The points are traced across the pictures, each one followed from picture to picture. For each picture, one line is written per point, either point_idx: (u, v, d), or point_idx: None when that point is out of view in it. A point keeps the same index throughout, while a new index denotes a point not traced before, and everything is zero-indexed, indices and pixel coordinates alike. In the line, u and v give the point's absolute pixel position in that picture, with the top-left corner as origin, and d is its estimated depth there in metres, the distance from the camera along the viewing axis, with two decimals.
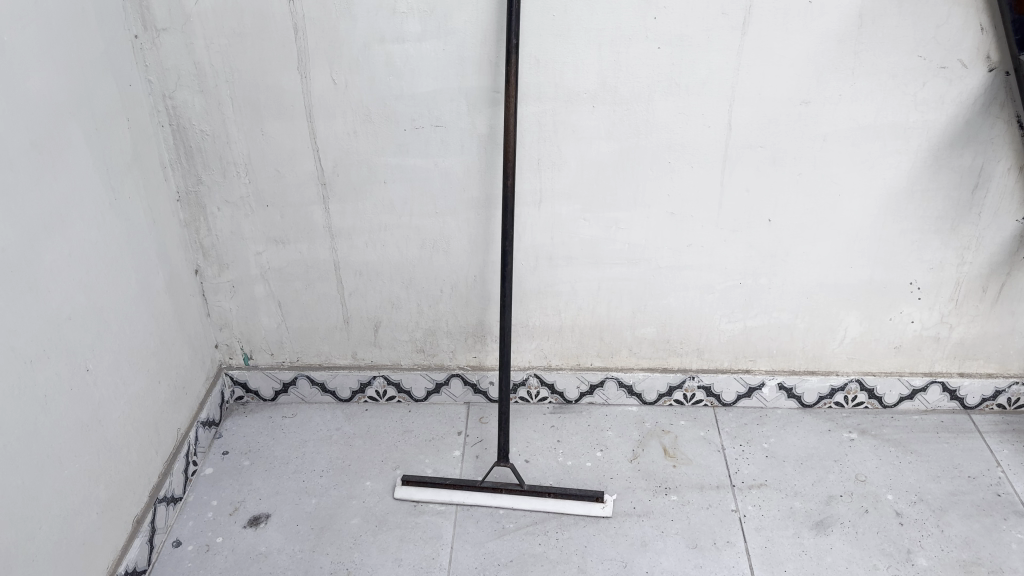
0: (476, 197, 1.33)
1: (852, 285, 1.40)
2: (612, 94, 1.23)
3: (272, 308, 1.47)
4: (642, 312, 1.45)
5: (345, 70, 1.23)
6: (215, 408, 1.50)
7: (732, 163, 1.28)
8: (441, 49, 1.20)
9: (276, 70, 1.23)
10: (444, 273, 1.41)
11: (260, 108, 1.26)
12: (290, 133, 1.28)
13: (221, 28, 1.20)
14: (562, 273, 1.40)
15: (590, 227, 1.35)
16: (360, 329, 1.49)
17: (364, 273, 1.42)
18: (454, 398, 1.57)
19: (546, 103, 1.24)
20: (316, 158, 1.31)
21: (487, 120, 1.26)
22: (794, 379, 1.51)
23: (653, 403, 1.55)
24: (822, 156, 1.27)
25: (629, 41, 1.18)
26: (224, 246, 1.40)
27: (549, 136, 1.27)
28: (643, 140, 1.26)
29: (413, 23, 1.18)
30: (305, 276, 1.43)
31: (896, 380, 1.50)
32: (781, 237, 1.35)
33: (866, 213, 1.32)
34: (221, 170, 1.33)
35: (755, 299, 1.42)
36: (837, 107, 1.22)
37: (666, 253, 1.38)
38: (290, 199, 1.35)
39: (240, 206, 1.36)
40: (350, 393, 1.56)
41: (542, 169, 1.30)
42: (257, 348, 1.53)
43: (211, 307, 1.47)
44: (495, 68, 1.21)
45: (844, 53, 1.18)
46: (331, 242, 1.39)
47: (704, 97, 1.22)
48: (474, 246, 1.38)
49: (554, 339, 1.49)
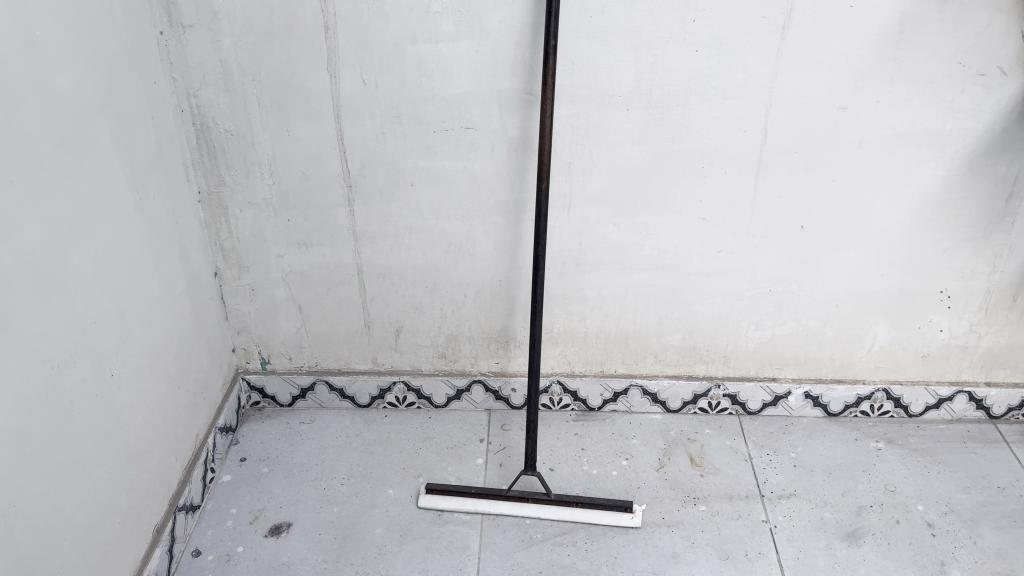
0: (505, 201, 1.31)
1: (882, 293, 1.38)
2: (647, 97, 1.21)
3: (292, 312, 1.44)
4: (669, 319, 1.43)
5: (376, 70, 1.20)
6: (232, 414, 1.47)
7: (767, 168, 1.27)
8: (474, 49, 1.18)
9: (304, 69, 1.21)
10: (469, 276, 1.39)
11: (286, 107, 1.24)
12: (317, 133, 1.26)
13: (249, 25, 1.17)
14: (589, 278, 1.39)
15: (620, 231, 1.34)
16: (381, 334, 1.46)
17: (387, 276, 1.40)
18: (475, 405, 1.54)
19: (579, 105, 1.22)
20: (343, 159, 1.28)
21: (519, 122, 1.24)
22: (821, 388, 1.49)
23: (678, 411, 1.53)
24: (858, 163, 1.25)
25: (666, 45, 1.16)
26: (245, 247, 1.37)
27: (582, 139, 1.25)
28: (676, 144, 1.25)
29: (446, 22, 1.16)
30: (327, 278, 1.40)
31: (923, 389, 1.49)
32: (813, 243, 1.34)
33: (900, 220, 1.31)
34: (245, 171, 1.30)
35: (784, 305, 1.40)
36: (874, 113, 1.21)
37: (695, 259, 1.36)
38: (314, 201, 1.32)
39: (263, 207, 1.33)
40: (369, 398, 1.53)
41: (572, 173, 1.28)
42: (275, 353, 1.49)
43: (230, 310, 1.44)
44: (529, 69, 1.19)
45: (883, 59, 1.17)
46: (355, 244, 1.36)
47: (741, 102, 1.21)
48: (501, 249, 1.36)
49: (578, 345, 1.47)
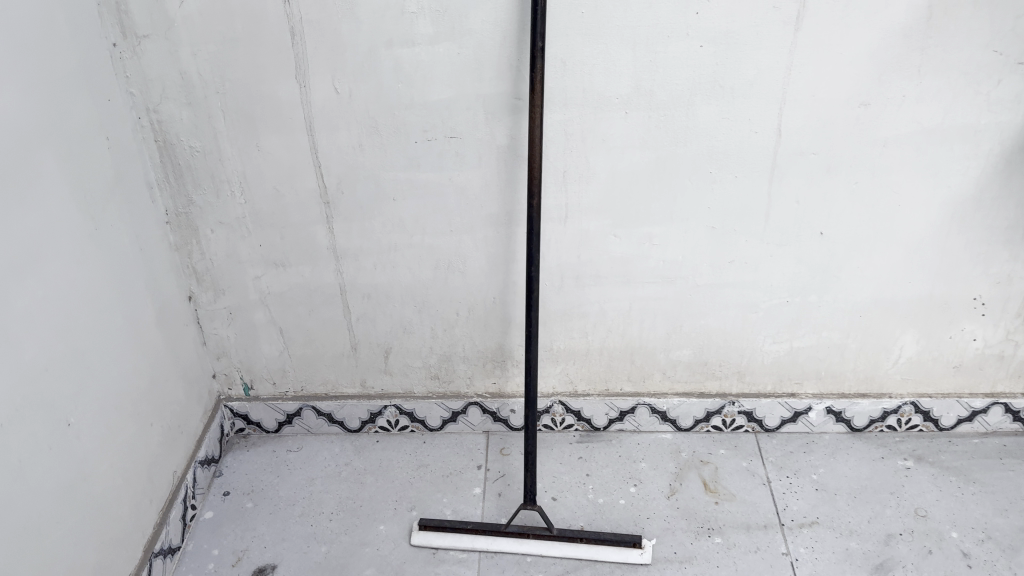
0: (495, 214, 1.21)
1: (910, 301, 1.27)
2: (647, 99, 1.10)
3: (273, 335, 1.35)
4: (677, 333, 1.32)
5: (350, 78, 1.10)
6: (214, 444, 1.38)
7: (782, 172, 1.15)
8: (455, 52, 1.07)
9: (272, 79, 1.10)
10: (460, 294, 1.30)
11: (255, 120, 1.14)
12: (289, 147, 1.16)
13: (209, 33, 1.07)
14: (591, 293, 1.29)
15: (622, 243, 1.23)
16: (369, 355, 1.37)
17: (373, 296, 1.30)
18: (472, 427, 1.44)
19: (573, 109, 1.11)
20: (318, 174, 1.18)
21: (508, 129, 1.13)
22: (844, 403, 1.38)
23: (689, 429, 1.43)
24: (882, 163, 1.14)
25: (667, 41, 1.05)
26: (220, 269, 1.28)
27: (577, 145, 1.14)
28: (681, 149, 1.14)
29: (424, 24, 1.05)
30: (308, 300, 1.31)
31: (954, 402, 1.37)
32: (834, 251, 1.22)
33: (929, 223, 1.19)
34: (214, 189, 1.20)
35: (803, 316, 1.29)
36: (900, 109, 1.09)
37: (705, 270, 1.25)
38: (290, 218, 1.23)
39: (236, 227, 1.24)
40: (359, 423, 1.44)
41: (568, 181, 1.18)
42: (258, 378, 1.40)
43: (207, 335, 1.35)
44: (517, 72, 1.09)
45: (909, 49, 1.05)
46: (336, 263, 1.27)
47: (752, 100, 1.09)
48: (494, 265, 1.27)
49: (581, 363, 1.37)
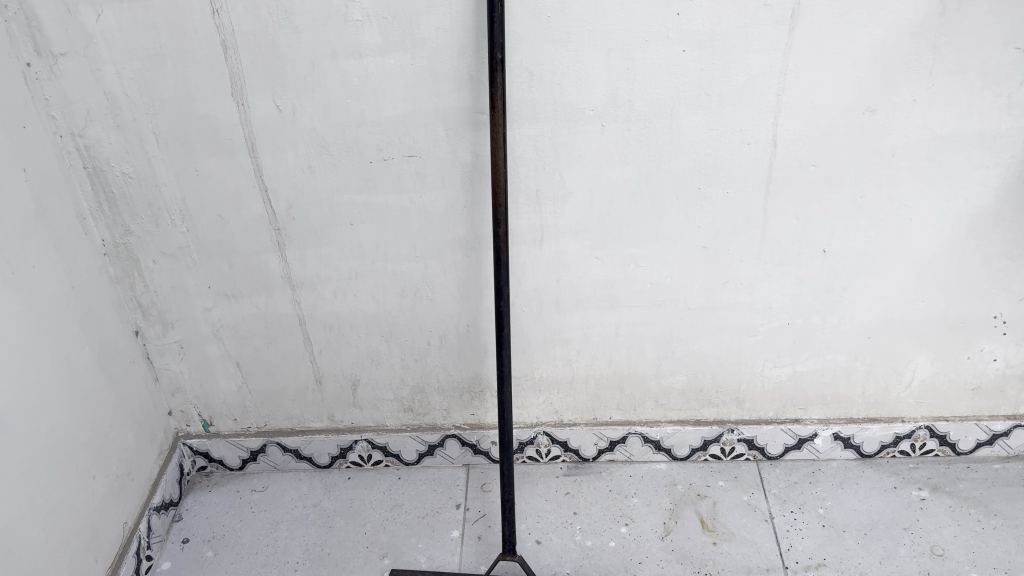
0: (463, 238, 1.10)
1: (924, 321, 1.15)
2: (626, 110, 0.98)
3: (229, 369, 1.25)
4: (668, 359, 1.21)
5: (292, 94, 0.99)
6: (172, 486, 1.29)
7: (779, 186, 1.04)
8: (408, 63, 0.96)
9: (206, 98, 0.99)
10: (430, 323, 1.19)
11: (191, 143, 1.03)
12: (232, 171, 1.05)
13: (132, 50, 0.96)
14: (572, 318, 1.18)
15: (605, 265, 1.12)
16: (335, 388, 1.27)
17: (335, 326, 1.20)
18: (451, 460, 1.34)
19: (543, 123, 1.00)
20: (265, 199, 1.08)
21: (471, 146, 1.02)
22: (852, 429, 1.27)
23: (686, 458, 1.32)
24: (890, 175, 1.02)
25: (645, 46, 0.94)
26: (167, 302, 1.18)
27: (549, 163, 1.03)
28: (666, 163, 1.02)
29: (371, 33, 0.94)
30: (265, 332, 1.21)
31: (973, 426, 1.26)
32: (839, 270, 1.11)
33: (943, 237, 1.07)
34: (153, 218, 1.09)
35: (806, 339, 1.18)
36: (909, 115, 0.97)
37: (697, 292, 1.14)
38: (238, 247, 1.12)
39: (180, 257, 1.13)
40: (329, 459, 1.34)
41: (541, 202, 1.06)
42: (217, 414, 1.31)
43: (159, 370, 1.25)
44: (478, 84, 0.97)
45: (920, 48, 0.93)
46: (292, 293, 1.16)
47: (743, 109, 0.98)
48: (464, 292, 1.16)
49: (566, 392, 1.26)
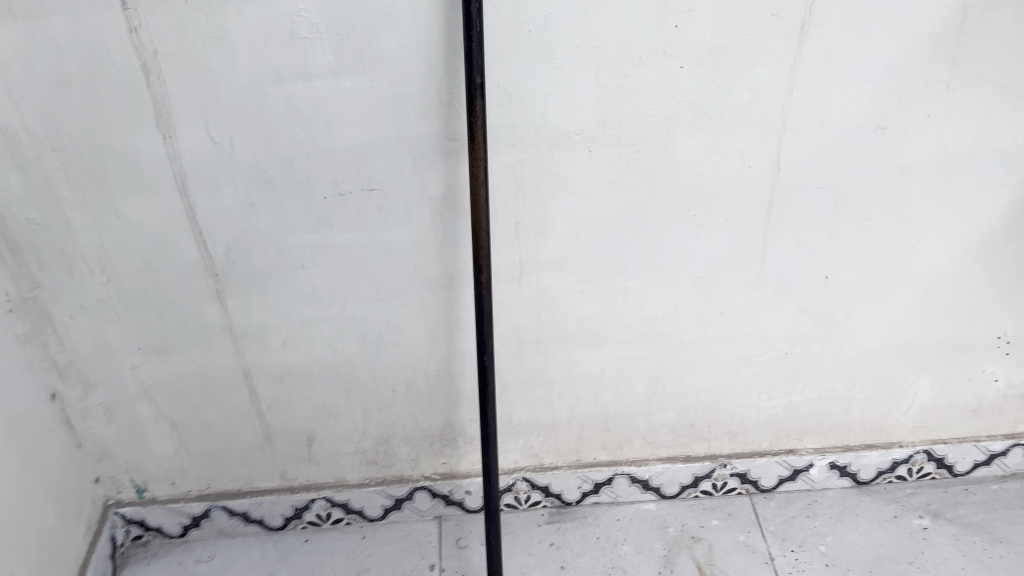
0: (432, 276, 0.98)
1: (927, 344, 1.08)
2: (616, 133, 0.87)
3: (165, 429, 1.10)
4: (658, 396, 1.12)
5: (229, 124, 0.84)
6: (103, 564, 1.13)
7: (782, 211, 0.94)
8: (366, 86, 0.82)
9: (125, 130, 0.84)
10: (396, 370, 1.06)
11: (109, 182, 0.87)
12: (159, 213, 0.90)
13: (32, 76, 0.80)
14: (554, 358, 1.07)
15: (590, 300, 1.01)
16: (288, 444, 1.13)
17: (286, 378, 1.06)
18: (421, 513, 1.22)
19: (523, 149, 0.88)
20: (201, 243, 0.93)
21: (442, 176, 0.89)
22: (849, 456, 1.20)
23: (675, 496, 1.23)
24: (900, 196, 0.94)
25: (638, 62, 0.83)
26: (88, 361, 1.02)
27: (530, 193, 0.91)
28: (659, 190, 0.92)
29: (322, 51, 0.80)
30: (206, 388, 1.06)
31: (972, 447, 1.20)
32: (841, 297, 1.03)
33: (951, 258, 1.00)
34: (66, 269, 0.93)
35: (804, 369, 1.10)
36: (923, 132, 0.89)
37: (691, 325, 1.04)
38: (170, 296, 0.97)
39: (102, 310, 0.97)
40: (283, 520, 1.20)
41: (521, 235, 0.95)
42: (153, 477, 1.15)
43: (82, 435, 1.09)
44: (449, 107, 0.84)
45: (938, 60, 0.84)
46: (236, 345, 1.02)
47: (745, 129, 0.88)
48: (434, 335, 1.03)
49: (546, 435, 1.15)
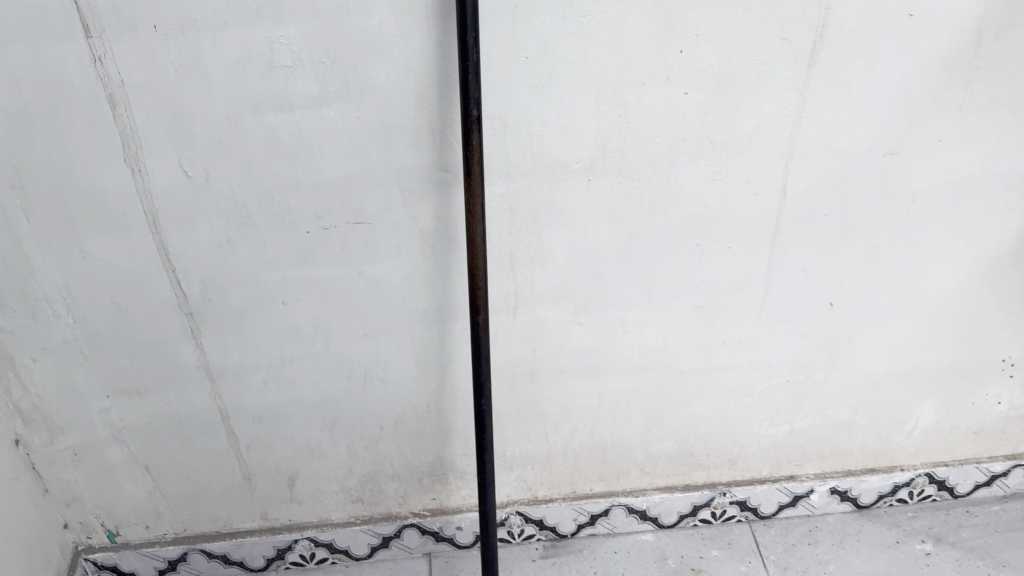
0: (423, 311, 0.92)
1: (931, 368, 1.06)
2: (617, 161, 0.83)
3: (138, 472, 1.04)
4: (657, 426, 1.07)
5: (204, 157, 0.78)
6: None
7: (787, 238, 0.91)
8: (352, 115, 0.77)
9: (90, 165, 0.78)
10: (383, 407, 1.01)
11: (73, 220, 0.81)
12: (129, 251, 0.84)
13: None
14: (550, 390, 1.02)
15: (588, 332, 0.97)
16: (270, 485, 1.07)
17: (267, 418, 1.00)
18: (409, 550, 1.16)
19: (518, 180, 0.83)
20: (174, 281, 0.86)
21: (433, 209, 0.84)
22: (850, 481, 1.17)
23: (673, 525, 1.19)
24: (908, 221, 0.91)
25: (641, 89, 0.78)
26: (53, 405, 0.96)
27: (526, 224, 0.86)
28: (661, 219, 0.88)
29: (304, 80, 0.75)
30: (181, 430, 1.00)
31: (973, 469, 1.18)
32: (846, 323, 0.99)
33: (958, 283, 0.97)
34: (29, 310, 0.87)
35: (807, 396, 1.06)
36: (934, 157, 0.86)
37: (692, 355, 1.00)
38: (142, 337, 0.91)
39: (68, 353, 0.91)
40: (264, 561, 1.14)
41: (516, 267, 0.90)
42: (126, 521, 1.09)
43: (49, 481, 1.02)
44: (441, 137, 0.79)
45: (951, 84, 0.81)
46: (213, 385, 0.96)
47: (751, 157, 0.84)
48: (424, 370, 0.98)
49: (541, 468, 1.10)
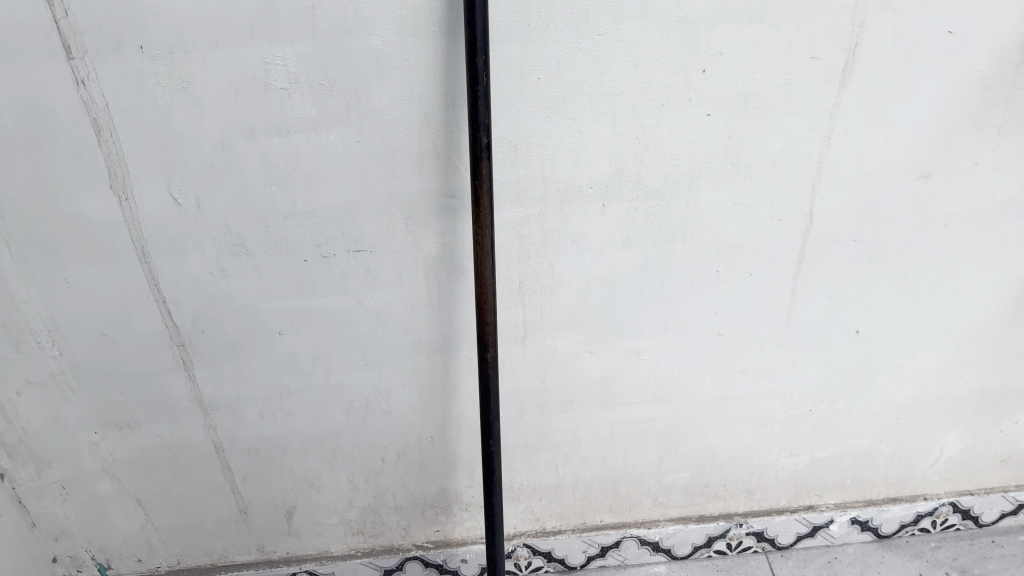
0: (426, 341, 0.87)
1: (959, 397, 1.01)
2: (634, 186, 0.78)
3: (129, 506, 0.99)
4: (671, 456, 1.03)
5: (194, 184, 0.73)
6: None
7: (813, 265, 0.86)
8: (353, 139, 0.72)
9: (74, 193, 0.73)
10: (384, 439, 0.96)
11: (56, 250, 0.76)
12: (116, 282, 0.79)
13: None
14: (560, 421, 0.97)
15: (600, 361, 0.92)
16: (266, 518, 1.02)
17: (262, 451, 0.95)
18: None
19: (529, 205, 0.78)
20: (164, 312, 0.82)
21: (438, 236, 0.79)
22: (872, 511, 1.12)
23: (686, 556, 1.13)
24: (940, 246, 0.86)
25: (660, 111, 0.73)
26: (39, 439, 0.91)
27: (536, 251, 0.82)
28: (680, 245, 0.83)
29: (302, 103, 0.70)
30: (173, 463, 0.95)
31: (999, 497, 1.13)
32: (872, 351, 0.94)
33: (990, 310, 0.92)
34: (11, 343, 0.82)
35: (829, 425, 1.02)
36: (969, 180, 0.81)
37: (709, 384, 0.96)
38: (131, 369, 0.86)
39: (53, 386, 0.86)
40: None
41: (525, 295, 0.85)
42: (117, 555, 1.04)
43: (36, 515, 0.98)
44: (447, 162, 0.74)
45: (991, 104, 0.76)
46: (206, 418, 0.91)
47: (776, 181, 0.79)
48: (428, 402, 0.93)
49: (549, 499, 1.05)
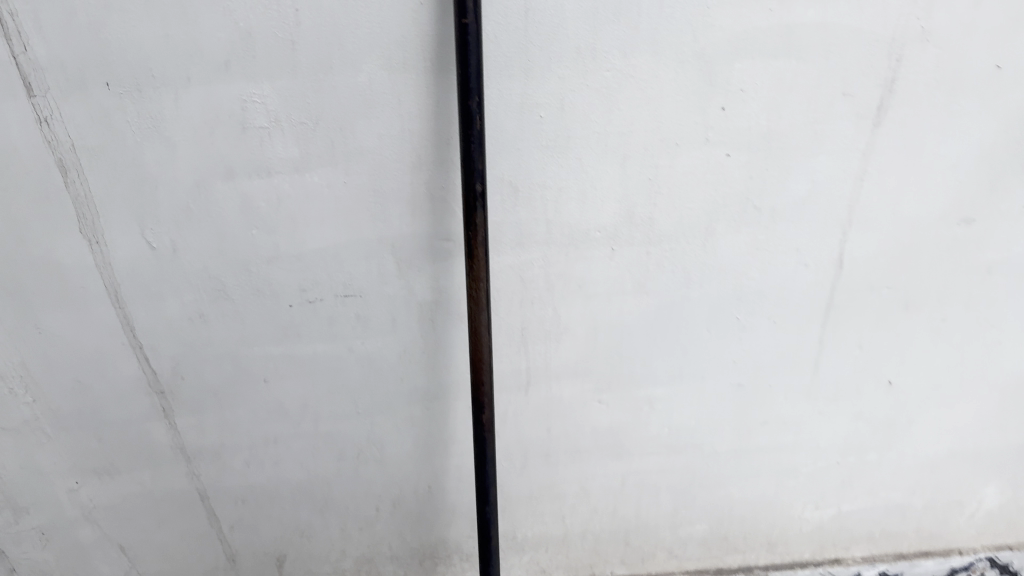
0: (422, 389, 0.82)
1: (1000, 450, 0.93)
2: (646, 230, 0.72)
3: (112, 553, 0.93)
4: (686, 507, 0.96)
5: (170, 227, 0.68)
6: None
7: (842, 313, 0.79)
8: (339, 181, 0.67)
9: (42, 236, 0.68)
10: (379, 488, 0.90)
11: (25, 294, 0.71)
12: (90, 327, 0.74)
13: None
14: (567, 471, 0.91)
15: (610, 411, 0.86)
16: (254, 567, 0.96)
17: (250, 499, 0.89)
18: None
19: (531, 249, 0.72)
20: (142, 358, 0.77)
21: (432, 281, 0.73)
22: (902, 565, 1.03)
23: None
24: (983, 295, 0.79)
25: (674, 151, 0.67)
26: (15, 485, 0.86)
27: (539, 297, 0.76)
28: (696, 291, 0.76)
29: (283, 143, 0.64)
30: (156, 510, 0.90)
31: None
32: (906, 403, 0.87)
33: None
34: None
35: (857, 477, 0.94)
36: (1017, 224, 0.74)
37: (728, 435, 0.89)
38: (110, 416, 0.81)
39: (29, 432, 0.82)
40: None
41: (528, 342, 0.79)
42: None
43: (15, 561, 0.93)
44: (442, 205, 0.69)
45: None
46: (190, 465, 0.86)
47: (802, 225, 0.72)
48: (424, 452, 0.87)
49: (556, 550, 0.99)
